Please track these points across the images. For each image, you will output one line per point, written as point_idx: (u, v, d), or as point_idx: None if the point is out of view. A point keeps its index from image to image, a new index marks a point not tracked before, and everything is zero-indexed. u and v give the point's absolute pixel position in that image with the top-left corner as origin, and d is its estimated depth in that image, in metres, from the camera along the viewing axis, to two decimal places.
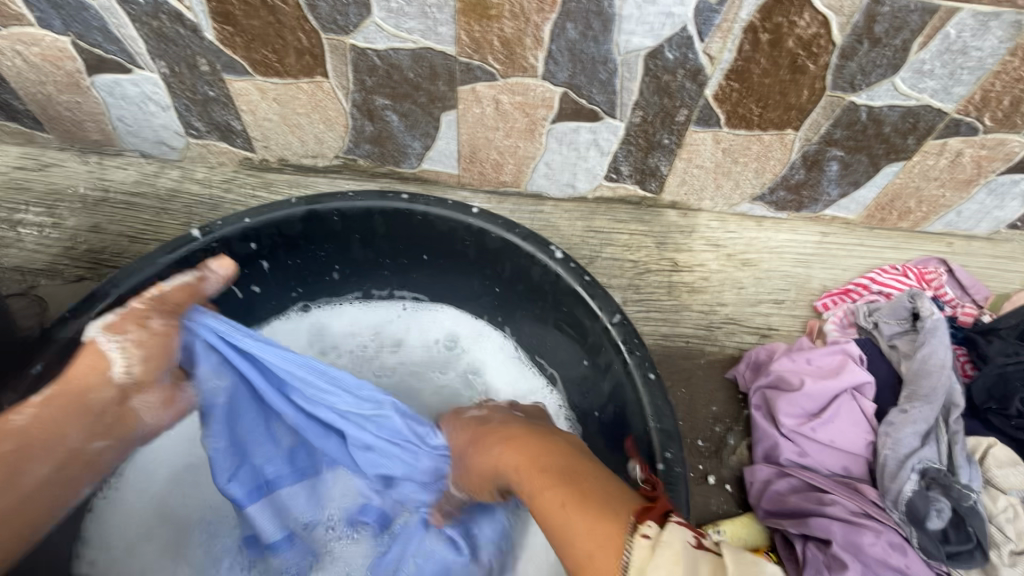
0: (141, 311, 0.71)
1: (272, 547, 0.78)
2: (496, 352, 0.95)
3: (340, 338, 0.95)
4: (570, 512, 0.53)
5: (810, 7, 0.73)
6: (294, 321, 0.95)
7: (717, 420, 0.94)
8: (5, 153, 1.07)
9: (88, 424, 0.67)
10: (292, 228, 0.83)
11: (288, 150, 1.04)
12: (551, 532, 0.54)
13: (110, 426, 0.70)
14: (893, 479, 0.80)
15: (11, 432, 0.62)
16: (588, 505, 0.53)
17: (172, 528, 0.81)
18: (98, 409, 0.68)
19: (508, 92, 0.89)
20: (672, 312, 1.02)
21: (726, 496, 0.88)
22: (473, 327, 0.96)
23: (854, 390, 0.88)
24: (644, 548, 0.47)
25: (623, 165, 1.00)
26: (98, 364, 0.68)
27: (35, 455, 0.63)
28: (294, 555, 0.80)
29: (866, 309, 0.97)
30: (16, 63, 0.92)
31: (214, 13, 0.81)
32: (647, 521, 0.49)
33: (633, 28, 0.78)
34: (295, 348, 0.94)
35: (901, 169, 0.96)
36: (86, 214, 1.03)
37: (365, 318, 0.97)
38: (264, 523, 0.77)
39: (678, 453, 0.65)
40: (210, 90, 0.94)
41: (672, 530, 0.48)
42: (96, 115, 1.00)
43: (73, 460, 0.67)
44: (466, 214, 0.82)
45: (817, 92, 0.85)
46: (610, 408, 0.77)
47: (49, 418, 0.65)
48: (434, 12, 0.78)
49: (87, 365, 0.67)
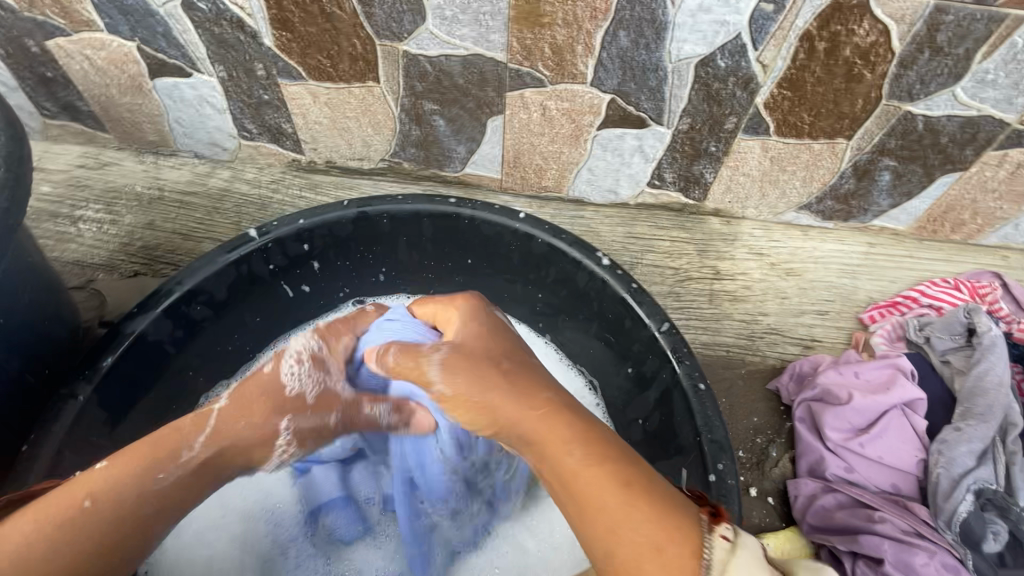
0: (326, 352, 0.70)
1: (325, 508, 0.80)
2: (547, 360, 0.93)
3: None
4: (630, 500, 0.49)
5: (869, 15, 0.72)
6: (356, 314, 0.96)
7: (759, 431, 0.93)
8: (67, 152, 1.11)
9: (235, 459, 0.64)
10: (343, 230, 0.85)
11: (336, 153, 1.07)
12: (594, 525, 0.50)
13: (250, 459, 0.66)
14: (946, 499, 0.79)
15: (156, 497, 0.59)
16: (650, 500, 0.50)
17: (234, 516, 0.81)
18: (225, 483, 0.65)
19: (556, 98, 0.90)
20: (714, 321, 1.02)
21: (769, 509, 0.87)
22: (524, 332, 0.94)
23: (904, 407, 0.86)
24: (723, 549, 0.47)
25: (667, 172, 1.00)
26: (263, 402, 0.65)
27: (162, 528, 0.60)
28: (347, 521, 0.80)
29: (917, 323, 0.95)
30: (83, 67, 0.96)
31: (274, 20, 0.84)
32: (723, 523, 0.49)
33: (685, 36, 0.78)
34: None
35: (957, 180, 0.94)
36: (142, 212, 1.07)
37: None
38: (322, 486, 0.79)
39: (730, 465, 0.65)
40: (264, 94, 0.96)
41: (746, 535, 0.49)
42: (155, 117, 1.04)
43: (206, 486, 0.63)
44: (513, 219, 0.83)
45: (872, 101, 0.83)
46: (657, 416, 0.77)
47: (196, 457, 0.62)
48: (487, 19, 0.79)
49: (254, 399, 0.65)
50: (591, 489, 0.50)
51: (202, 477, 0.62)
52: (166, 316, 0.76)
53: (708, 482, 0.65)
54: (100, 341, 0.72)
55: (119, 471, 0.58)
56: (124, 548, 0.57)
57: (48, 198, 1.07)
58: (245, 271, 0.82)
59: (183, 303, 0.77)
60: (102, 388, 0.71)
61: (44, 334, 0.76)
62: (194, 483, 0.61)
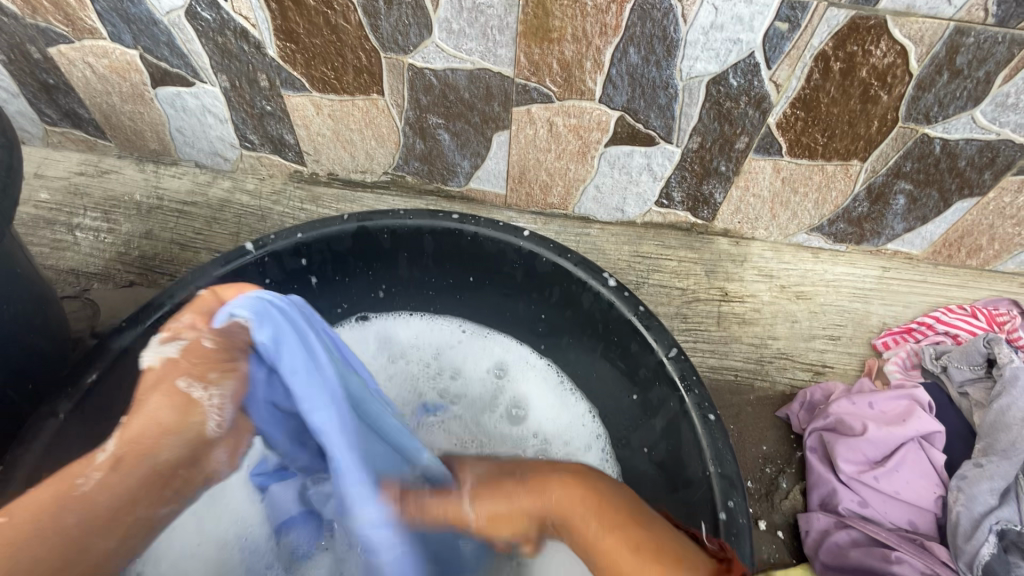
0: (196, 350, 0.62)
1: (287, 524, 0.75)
2: (546, 388, 0.90)
3: (392, 352, 0.93)
4: (645, 563, 0.57)
5: (888, 36, 0.70)
6: (356, 329, 0.94)
7: (768, 461, 0.89)
8: (67, 159, 1.10)
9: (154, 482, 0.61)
10: (342, 244, 0.83)
11: (338, 165, 1.05)
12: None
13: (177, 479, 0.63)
14: (967, 540, 0.75)
15: (78, 501, 0.56)
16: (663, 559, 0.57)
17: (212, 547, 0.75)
18: (168, 474, 0.62)
19: (563, 114, 0.88)
20: (722, 344, 0.98)
21: (779, 544, 0.83)
22: (525, 357, 0.92)
23: (921, 440, 0.83)
24: None
25: (675, 191, 0.98)
26: (161, 417, 0.60)
27: (104, 528, 0.58)
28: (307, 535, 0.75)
29: (934, 351, 0.92)
30: (85, 74, 0.95)
31: (278, 30, 0.82)
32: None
33: (697, 54, 0.76)
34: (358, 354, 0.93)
35: (974, 205, 0.91)
36: (140, 221, 1.05)
37: (428, 335, 0.94)
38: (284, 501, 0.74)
39: (741, 502, 0.62)
40: (267, 105, 0.95)
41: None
42: (156, 126, 1.03)
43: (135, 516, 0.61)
44: (517, 237, 0.80)
45: (888, 123, 0.81)
46: (662, 446, 0.74)
47: (117, 481, 0.58)
48: (495, 34, 0.78)
49: (151, 418, 0.60)
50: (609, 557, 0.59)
51: (120, 473, 0.58)
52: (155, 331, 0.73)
53: (718, 520, 0.62)
54: (85, 357, 0.70)
55: (42, 495, 0.56)
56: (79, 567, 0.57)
57: (45, 205, 1.05)
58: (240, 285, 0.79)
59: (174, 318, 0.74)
60: (84, 405, 0.68)
61: (30, 347, 0.73)
62: (123, 506, 0.59)
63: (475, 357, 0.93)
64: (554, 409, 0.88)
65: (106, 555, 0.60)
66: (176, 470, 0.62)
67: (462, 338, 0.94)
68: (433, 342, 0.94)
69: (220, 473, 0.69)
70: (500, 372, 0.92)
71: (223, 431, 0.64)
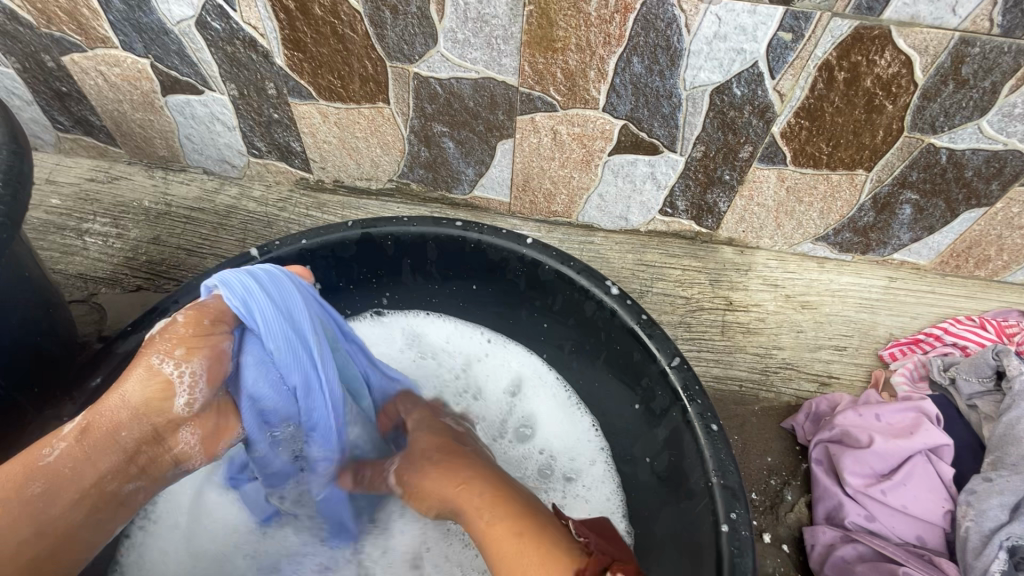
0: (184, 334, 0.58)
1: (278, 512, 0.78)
2: (557, 406, 0.89)
3: (421, 348, 0.93)
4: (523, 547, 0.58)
5: (892, 46, 0.70)
6: (384, 326, 0.94)
7: (773, 472, 0.88)
8: (78, 165, 1.12)
9: (122, 461, 0.58)
10: (346, 251, 0.83)
11: (344, 172, 1.06)
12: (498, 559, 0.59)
13: (149, 463, 0.60)
14: (977, 556, 0.73)
15: (44, 472, 0.56)
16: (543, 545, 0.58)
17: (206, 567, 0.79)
18: (131, 448, 0.58)
19: (567, 123, 0.88)
20: (726, 353, 0.98)
21: (784, 557, 0.82)
22: (543, 375, 0.91)
23: (929, 453, 0.82)
24: None
25: (679, 200, 0.98)
26: (145, 387, 0.57)
27: (63, 500, 0.56)
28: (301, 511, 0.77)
29: (941, 362, 0.90)
30: (97, 82, 0.97)
31: (286, 40, 0.84)
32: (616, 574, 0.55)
33: (701, 64, 0.76)
34: (387, 350, 0.93)
35: (981, 216, 0.91)
36: (148, 226, 1.06)
37: (457, 342, 0.94)
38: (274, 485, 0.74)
39: (743, 514, 0.61)
40: (274, 112, 0.96)
41: None
42: (166, 133, 1.04)
43: (102, 500, 0.58)
44: (520, 244, 0.81)
45: (893, 133, 0.81)
46: (665, 457, 0.73)
47: (81, 456, 0.57)
48: (499, 43, 0.79)
49: (135, 388, 0.57)
50: (495, 543, 0.59)
51: (86, 443, 0.57)
52: None
53: (720, 532, 0.61)
54: (91, 361, 0.70)
55: (11, 468, 0.55)
56: (39, 551, 0.56)
57: (56, 210, 1.07)
58: None
59: None
60: None
61: (37, 350, 0.74)
62: (89, 487, 0.57)
63: (482, 367, 0.92)
64: (566, 426, 0.87)
65: (65, 531, 0.57)
66: (139, 445, 0.59)
67: (469, 347, 0.93)
68: (461, 349, 0.93)
69: (191, 457, 0.63)
70: (515, 390, 0.90)
71: (191, 412, 0.59)
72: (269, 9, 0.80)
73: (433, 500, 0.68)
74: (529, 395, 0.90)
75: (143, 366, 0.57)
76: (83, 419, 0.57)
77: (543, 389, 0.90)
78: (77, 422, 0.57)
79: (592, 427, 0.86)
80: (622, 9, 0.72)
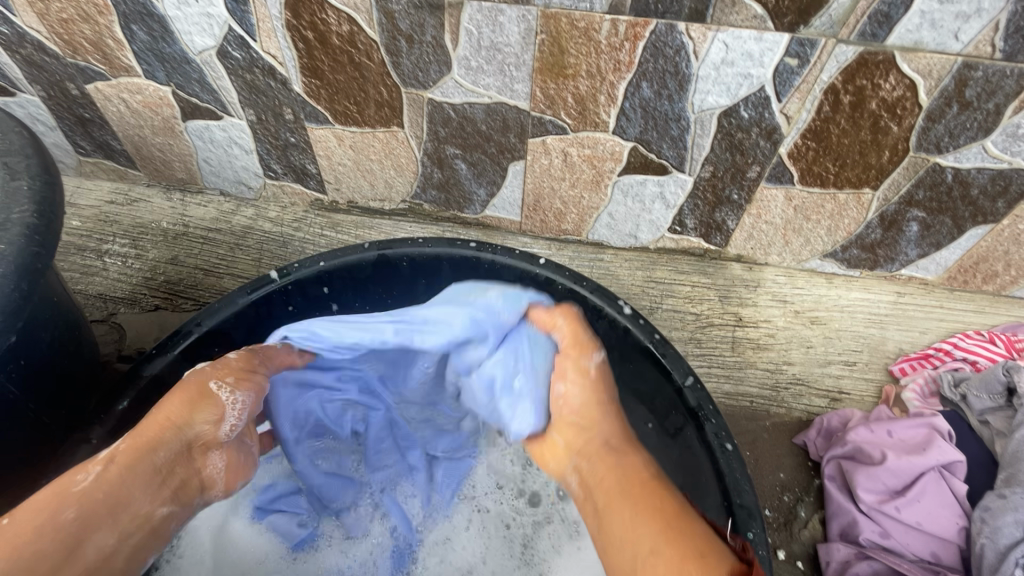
0: (235, 363, 0.71)
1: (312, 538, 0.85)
2: None
3: None
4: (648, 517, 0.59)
5: (896, 70, 0.72)
6: None
7: (786, 489, 0.89)
8: (98, 188, 1.14)
9: (156, 487, 0.62)
10: (363, 272, 0.85)
11: (358, 193, 1.08)
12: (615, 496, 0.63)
13: (179, 489, 0.65)
14: (993, 573, 0.74)
15: (77, 497, 0.57)
16: (675, 536, 0.56)
17: None
18: (166, 469, 0.64)
19: (578, 145, 0.90)
20: (736, 369, 0.99)
21: (798, 574, 0.83)
22: None
23: (943, 469, 0.82)
24: None
25: (688, 218, 0.99)
26: (183, 411, 0.65)
27: (98, 523, 0.57)
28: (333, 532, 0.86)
29: (952, 378, 0.91)
30: (119, 109, 1.00)
31: (304, 68, 0.86)
32: None
33: (708, 88, 0.78)
34: None
35: (988, 232, 0.92)
36: (166, 247, 1.09)
37: None
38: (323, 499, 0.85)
39: (761, 533, 0.62)
40: (291, 136, 0.99)
41: None
42: (184, 156, 1.07)
43: (141, 527, 0.61)
44: (533, 265, 0.82)
45: (899, 153, 0.82)
46: (681, 475, 0.74)
47: (118, 480, 0.60)
48: (512, 70, 0.81)
49: (174, 411, 0.65)
50: (638, 492, 0.62)
51: (123, 468, 0.61)
52: (183, 358, 0.75)
53: None
54: (117, 384, 0.71)
55: (41, 495, 0.57)
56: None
57: (77, 233, 1.09)
58: (264, 312, 0.82)
59: (201, 345, 0.77)
60: (118, 431, 0.70)
61: (64, 373, 0.75)
62: (121, 513, 0.59)
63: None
64: None
65: (97, 560, 0.57)
66: (174, 466, 0.64)
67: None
68: None
69: (215, 486, 0.70)
70: None
71: (228, 437, 0.69)
72: (288, 39, 0.83)
73: (586, 416, 0.71)
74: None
75: (186, 392, 0.66)
76: (121, 444, 0.62)
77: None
78: (114, 448, 0.62)
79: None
80: (631, 37, 0.74)
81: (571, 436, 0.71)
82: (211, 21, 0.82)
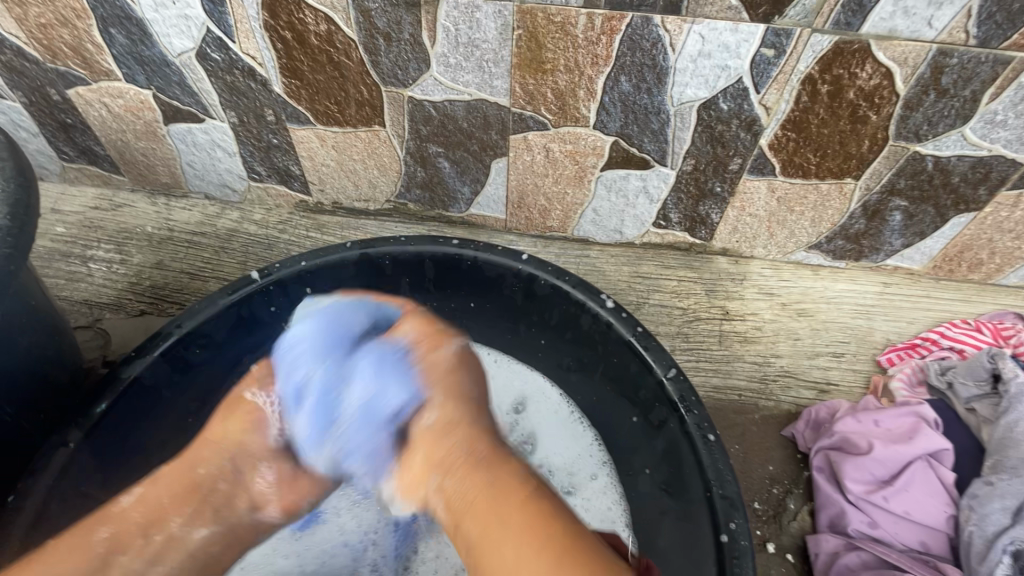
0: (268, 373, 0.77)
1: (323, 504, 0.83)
2: (561, 423, 0.88)
3: None
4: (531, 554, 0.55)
5: (872, 59, 0.72)
6: None
7: (775, 481, 0.88)
8: (83, 194, 1.14)
9: (191, 505, 0.67)
10: (346, 271, 0.85)
11: (342, 194, 1.08)
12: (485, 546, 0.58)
13: (210, 509, 0.68)
14: (982, 561, 0.73)
15: (117, 516, 0.64)
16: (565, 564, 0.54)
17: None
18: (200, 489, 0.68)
19: (559, 141, 0.90)
20: (724, 363, 0.98)
21: (788, 567, 0.82)
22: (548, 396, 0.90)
23: (929, 457, 0.82)
24: None
25: (672, 212, 0.99)
26: (231, 426, 0.73)
27: (130, 543, 0.63)
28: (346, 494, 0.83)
29: (939, 367, 0.91)
30: (101, 114, 0.99)
31: (284, 68, 0.86)
32: None
33: (686, 81, 0.78)
34: None
35: (971, 220, 0.92)
36: (151, 252, 1.08)
37: None
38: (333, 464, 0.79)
39: (743, 524, 0.61)
40: (273, 138, 0.98)
41: None
42: (168, 160, 1.07)
43: (172, 545, 0.65)
44: (516, 260, 0.82)
45: (879, 142, 0.82)
46: (665, 467, 0.73)
47: (158, 496, 0.67)
48: (490, 67, 0.81)
49: (222, 427, 0.73)
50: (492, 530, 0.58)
51: (168, 483, 0.68)
52: (163, 360, 0.75)
53: (720, 543, 0.61)
54: (93, 387, 0.71)
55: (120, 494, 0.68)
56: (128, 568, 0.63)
57: (61, 239, 1.09)
58: (245, 313, 0.81)
59: (181, 346, 0.76)
60: (94, 433, 0.70)
61: (43, 377, 0.75)
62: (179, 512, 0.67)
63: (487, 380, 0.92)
64: (567, 441, 0.86)
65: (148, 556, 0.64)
66: (208, 482, 0.69)
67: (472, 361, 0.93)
68: None
69: (267, 505, 0.72)
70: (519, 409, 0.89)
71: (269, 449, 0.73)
72: (267, 40, 0.83)
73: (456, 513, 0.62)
74: (534, 407, 0.89)
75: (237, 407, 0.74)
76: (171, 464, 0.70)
77: (550, 401, 0.90)
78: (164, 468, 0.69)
79: (594, 442, 0.86)
80: (608, 31, 0.74)
81: (433, 438, 0.67)
82: (189, 23, 0.82)
